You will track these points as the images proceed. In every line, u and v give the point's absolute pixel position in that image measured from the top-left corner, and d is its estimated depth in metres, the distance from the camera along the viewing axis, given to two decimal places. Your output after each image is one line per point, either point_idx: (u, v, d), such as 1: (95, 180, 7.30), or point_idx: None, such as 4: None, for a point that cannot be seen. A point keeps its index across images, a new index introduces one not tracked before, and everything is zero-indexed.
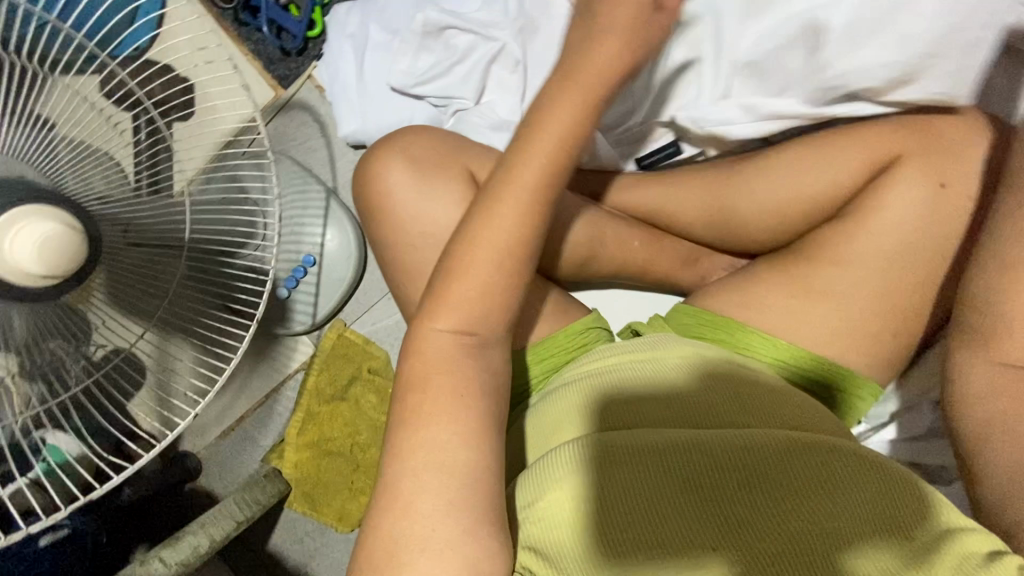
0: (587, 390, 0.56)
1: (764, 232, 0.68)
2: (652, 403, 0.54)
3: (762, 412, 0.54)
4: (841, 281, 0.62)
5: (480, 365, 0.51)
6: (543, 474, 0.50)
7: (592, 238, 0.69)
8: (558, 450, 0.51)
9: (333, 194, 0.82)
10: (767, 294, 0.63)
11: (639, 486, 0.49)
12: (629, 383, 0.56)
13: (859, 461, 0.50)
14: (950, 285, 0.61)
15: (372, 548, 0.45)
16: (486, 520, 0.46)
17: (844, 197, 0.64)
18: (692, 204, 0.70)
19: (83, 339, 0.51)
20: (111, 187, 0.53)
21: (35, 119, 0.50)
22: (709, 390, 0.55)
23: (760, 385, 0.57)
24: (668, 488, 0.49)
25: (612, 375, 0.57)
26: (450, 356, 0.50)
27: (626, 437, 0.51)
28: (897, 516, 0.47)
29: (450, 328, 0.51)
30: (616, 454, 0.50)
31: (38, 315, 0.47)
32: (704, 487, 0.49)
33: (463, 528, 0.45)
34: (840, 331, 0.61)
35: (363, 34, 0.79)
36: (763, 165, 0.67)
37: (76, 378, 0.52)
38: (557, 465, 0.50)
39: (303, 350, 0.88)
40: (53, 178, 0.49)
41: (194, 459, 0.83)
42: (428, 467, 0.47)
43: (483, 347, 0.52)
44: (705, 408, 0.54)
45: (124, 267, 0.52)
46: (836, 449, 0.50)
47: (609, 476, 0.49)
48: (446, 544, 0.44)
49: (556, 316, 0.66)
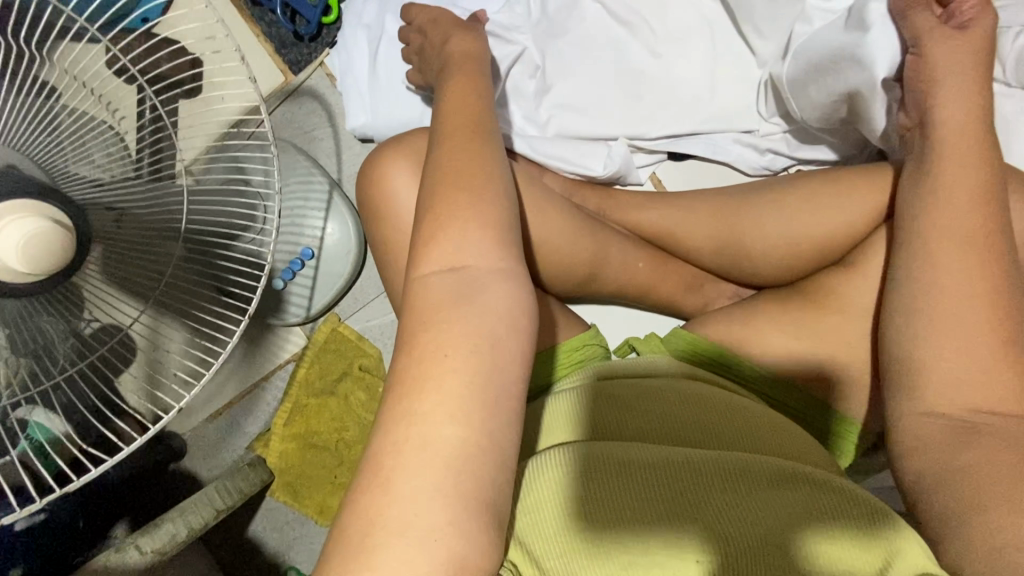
0: (587, 403, 0.55)
1: (772, 266, 0.66)
2: (646, 422, 0.54)
3: (756, 443, 0.52)
4: (844, 324, 0.60)
5: (476, 307, 0.41)
6: (525, 478, 0.48)
7: (596, 256, 0.67)
8: (553, 455, 0.49)
9: (336, 187, 0.81)
10: (767, 330, 0.62)
11: (627, 499, 0.47)
12: (626, 399, 0.55)
13: (849, 497, 0.46)
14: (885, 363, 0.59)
15: (347, 530, 0.37)
16: (487, 511, 0.38)
17: (855, 238, 0.63)
18: (700, 229, 0.68)
19: (76, 312, 0.49)
20: (112, 161, 0.52)
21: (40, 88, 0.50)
22: (704, 414, 0.54)
23: (752, 414, 0.55)
24: (656, 502, 0.46)
25: (611, 389, 0.56)
26: (452, 295, 0.42)
27: (620, 452, 0.50)
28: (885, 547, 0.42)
29: (435, 267, 0.43)
30: (609, 466, 0.48)
31: (36, 301, 0.46)
32: (690, 503, 0.46)
33: (451, 518, 0.37)
34: (839, 376, 0.60)
35: (379, 26, 0.77)
36: (775, 196, 0.66)
37: (65, 357, 0.51)
38: (544, 472, 0.48)
39: (294, 341, 0.87)
40: (53, 151, 0.49)
41: (180, 440, 0.83)
42: (413, 437, 0.38)
43: (472, 281, 0.43)
44: (699, 431, 0.52)
45: (120, 247, 0.51)
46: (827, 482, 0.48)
47: (590, 485, 0.47)
48: (434, 541, 0.36)
49: (553, 333, 0.65)
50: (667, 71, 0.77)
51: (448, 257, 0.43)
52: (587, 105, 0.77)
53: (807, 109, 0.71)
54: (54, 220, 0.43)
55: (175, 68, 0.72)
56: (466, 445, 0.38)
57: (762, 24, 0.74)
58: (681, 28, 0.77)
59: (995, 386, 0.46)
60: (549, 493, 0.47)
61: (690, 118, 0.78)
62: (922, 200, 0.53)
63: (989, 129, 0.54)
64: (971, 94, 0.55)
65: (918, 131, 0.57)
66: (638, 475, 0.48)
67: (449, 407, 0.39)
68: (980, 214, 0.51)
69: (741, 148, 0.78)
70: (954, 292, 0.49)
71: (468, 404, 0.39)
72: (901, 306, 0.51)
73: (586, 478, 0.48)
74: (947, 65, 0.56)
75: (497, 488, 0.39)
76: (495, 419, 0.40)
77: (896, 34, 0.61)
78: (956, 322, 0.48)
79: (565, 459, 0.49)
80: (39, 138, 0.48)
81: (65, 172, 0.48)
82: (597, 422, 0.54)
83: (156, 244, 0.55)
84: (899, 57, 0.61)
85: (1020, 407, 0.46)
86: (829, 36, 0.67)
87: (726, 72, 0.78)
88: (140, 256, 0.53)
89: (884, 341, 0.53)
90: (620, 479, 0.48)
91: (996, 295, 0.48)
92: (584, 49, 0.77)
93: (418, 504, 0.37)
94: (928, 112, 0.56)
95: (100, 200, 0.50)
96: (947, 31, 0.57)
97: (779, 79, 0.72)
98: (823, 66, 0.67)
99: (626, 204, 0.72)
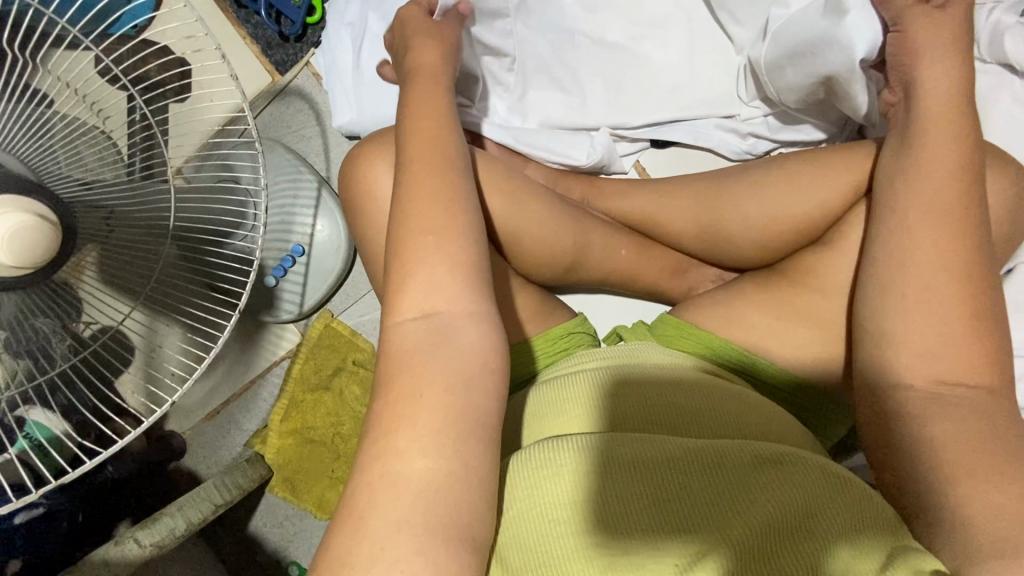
0: (576, 390, 0.56)
1: (753, 247, 0.67)
2: (635, 407, 0.54)
3: (741, 425, 0.53)
4: (825, 303, 0.61)
5: (450, 302, 0.45)
6: (505, 478, 0.49)
7: (580, 243, 0.68)
8: (542, 444, 0.50)
9: (324, 184, 0.82)
10: (747, 310, 0.63)
11: (618, 483, 0.47)
12: (616, 384, 0.56)
13: (829, 474, 0.47)
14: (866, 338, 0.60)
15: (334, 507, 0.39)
16: (467, 485, 0.40)
17: (834, 216, 0.63)
18: (682, 214, 0.69)
19: (72, 315, 0.51)
20: (104, 165, 0.53)
21: (33, 96, 0.51)
22: (690, 397, 0.55)
23: (733, 395, 0.56)
24: (646, 485, 0.47)
25: (600, 374, 0.57)
26: (424, 279, 0.45)
27: (611, 438, 0.50)
28: (862, 522, 0.43)
29: (413, 253, 0.45)
30: (601, 452, 0.49)
31: (29, 297, 0.47)
32: (678, 485, 0.47)
33: (432, 492, 0.39)
34: (822, 354, 0.61)
35: (361, 24, 0.78)
36: (752, 179, 0.67)
37: (62, 356, 0.52)
38: (535, 461, 0.49)
39: (289, 338, 0.90)
40: (45, 157, 0.49)
41: (178, 438, 0.84)
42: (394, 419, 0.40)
43: (446, 271, 0.45)
44: (685, 414, 0.53)
45: (115, 247, 0.53)
46: (803, 461, 0.48)
47: (571, 479, 0.47)
48: (415, 512, 0.38)
49: (538, 319, 0.66)
50: (647, 60, 0.78)
51: (423, 245, 0.45)
52: (568, 95, 0.78)
53: (784, 91, 0.72)
54: (38, 215, 0.44)
55: (162, 69, 0.73)
56: (441, 418, 0.41)
57: (739, 11, 0.74)
58: (660, 17, 0.79)
59: (969, 356, 0.47)
60: (530, 495, 0.47)
61: (672, 106, 0.78)
62: (899, 177, 0.54)
63: (967, 105, 0.54)
64: (949, 69, 0.55)
65: (903, 106, 0.57)
66: (618, 468, 0.48)
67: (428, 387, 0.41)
68: (956, 188, 0.51)
69: (725, 134, 0.79)
70: (928, 265, 0.50)
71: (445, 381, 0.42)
72: (878, 282, 0.52)
73: (566, 472, 0.48)
74: (925, 44, 0.57)
75: (476, 461, 0.40)
76: (469, 397, 0.42)
77: (877, 16, 0.61)
78: (931, 296, 0.49)
79: (544, 454, 0.49)
80: (32, 143, 0.49)
81: (57, 177, 0.49)
82: (588, 409, 0.54)
83: (147, 245, 0.56)
84: (881, 38, 0.61)
85: (993, 377, 0.47)
86: (809, 18, 0.67)
87: (706, 58, 0.79)
88: (132, 257, 0.55)
89: (858, 317, 0.53)
90: (603, 476, 0.47)
91: (967, 267, 0.49)
92: (564, 40, 0.78)
93: (400, 478, 0.39)
94: (914, 88, 0.56)
95: (89, 198, 0.51)
96: (926, 7, 0.57)
97: (758, 61, 0.73)
98: (803, 50, 0.67)
99: (608, 191, 0.73)
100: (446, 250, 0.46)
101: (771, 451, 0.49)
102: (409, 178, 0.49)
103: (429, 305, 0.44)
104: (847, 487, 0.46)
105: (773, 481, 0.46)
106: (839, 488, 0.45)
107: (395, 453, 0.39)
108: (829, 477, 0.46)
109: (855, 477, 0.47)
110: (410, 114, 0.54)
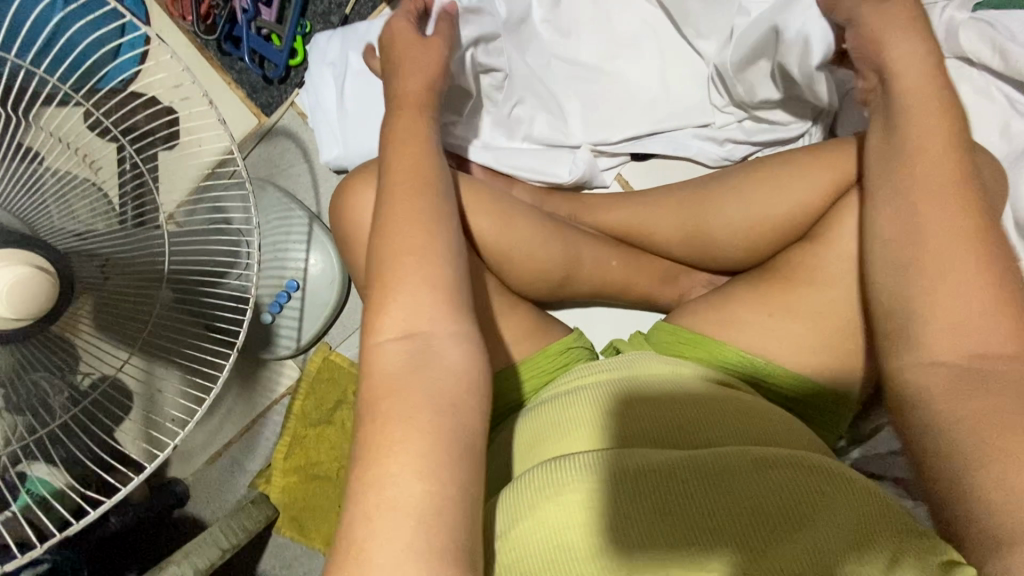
0: (580, 407, 0.56)
1: (739, 250, 0.68)
2: (641, 421, 0.54)
3: (746, 431, 0.53)
4: (816, 297, 0.61)
5: (443, 326, 0.45)
6: (508, 499, 0.49)
7: (570, 258, 0.70)
8: (547, 463, 0.50)
9: (316, 220, 0.84)
10: (740, 311, 0.64)
11: (627, 500, 0.47)
12: (620, 398, 0.56)
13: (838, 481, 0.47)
14: (857, 330, 0.61)
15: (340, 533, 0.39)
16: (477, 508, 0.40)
17: (817, 213, 0.65)
18: (666, 223, 0.71)
19: (69, 368, 0.51)
20: (97, 216, 0.54)
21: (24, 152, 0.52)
22: (695, 407, 0.55)
23: (736, 401, 0.56)
24: (657, 498, 0.47)
25: (602, 388, 0.57)
26: (417, 304, 0.46)
27: (620, 455, 0.50)
28: (871, 530, 0.44)
29: (405, 279, 0.46)
30: (610, 470, 0.49)
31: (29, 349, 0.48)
32: (688, 496, 0.47)
33: (440, 516, 0.39)
34: (818, 348, 0.61)
35: (343, 62, 0.80)
36: (732, 184, 0.68)
37: (61, 408, 0.52)
38: (542, 480, 0.49)
39: (288, 374, 0.89)
40: (38, 212, 0.50)
41: (182, 485, 0.82)
42: (396, 444, 0.40)
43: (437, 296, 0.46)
44: (689, 424, 0.53)
45: (108, 296, 0.53)
46: (810, 466, 0.48)
47: (575, 494, 0.47)
48: (424, 537, 0.38)
49: (534, 336, 0.66)
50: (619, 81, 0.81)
51: (414, 273, 0.46)
52: (549, 111, 0.80)
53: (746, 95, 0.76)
54: (35, 267, 0.45)
55: (149, 118, 0.75)
56: (443, 442, 0.41)
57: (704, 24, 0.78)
58: (628, 32, 0.81)
59: None
60: (532, 519, 0.47)
61: (649, 121, 0.81)
62: (874, 172, 0.55)
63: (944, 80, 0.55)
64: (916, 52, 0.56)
65: (879, 90, 0.57)
66: (622, 484, 0.48)
67: (427, 410, 0.42)
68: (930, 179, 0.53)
69: (703, 142, 0.81)
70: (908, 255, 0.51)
71: (444, 405, 0.42)
72: None
73: (569, 489, 0.48)
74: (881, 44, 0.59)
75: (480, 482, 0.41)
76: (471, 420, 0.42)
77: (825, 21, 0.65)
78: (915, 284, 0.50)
79: (545, 475, 0.49)
80: (23, 199, 0.50)
81: (47, 231, 0.50)
82: (593, 425, 0.54)
83: (142, 292, 0.57)
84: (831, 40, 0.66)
85: None
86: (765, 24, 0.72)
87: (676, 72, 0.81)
88: (126, 305, 0.55)
89: None
90: (613, 493, 0.47)
91: None
92: (543, 58, 0.81)
93: (408, 504, 0.39)
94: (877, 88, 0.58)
95: (83, 248, 0.52)
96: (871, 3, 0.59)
97: (724, 66, 0.76)
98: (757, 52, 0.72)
99: (594, 206, 0.74)
100: (435, 276, 0.46)
101: (778, 457, 0.49)
102: (394, 205, 0.50)
103: (426, 331, 0.45)
104: (856, 494, 0.46)
105: (781, 488, 0.47)
106: (848, 497, 0.46)
107: (401, 477, 0.39)
108: (836, 481, 0.47)
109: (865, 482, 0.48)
110: (395, 146, 0.55)
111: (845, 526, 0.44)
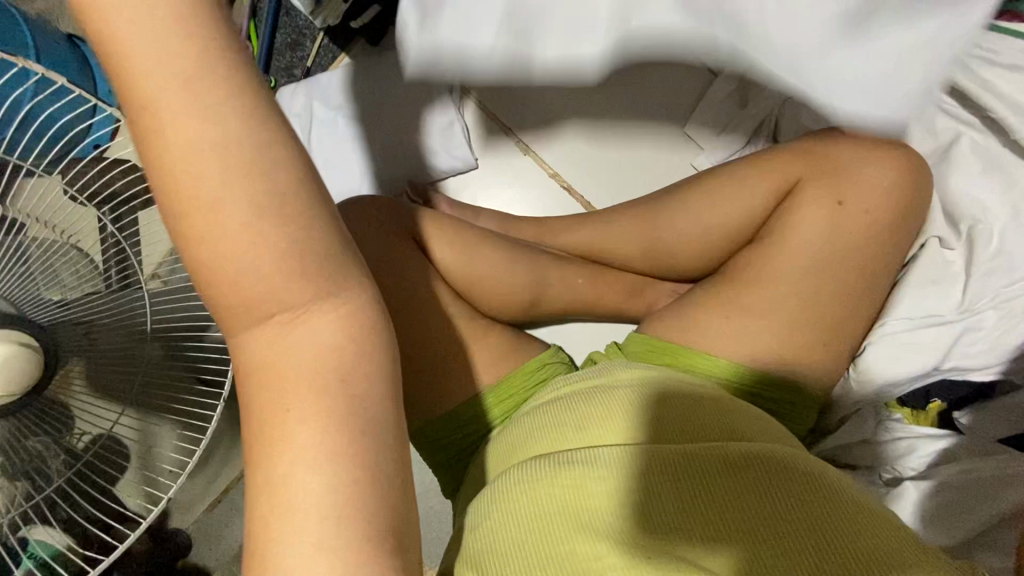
0: (564, 414, 0.59)
1: (694, 259, 0.72)
2: (628, 425, 0.56)
3: (725, 426, 0.56)
4: (767, 298, 0.64)
5: None
6: (498, 501, 0.54)
7: (535, 281, 0.73)
8: (532, 469, 0.54)
9: None
10: (700, 318, 0.66)
11: (609, 503, 0.51)
12: (605, 403, 0.58)
13: (807, 484, 0.51)
14: (811, 323, 0.64)
15: None
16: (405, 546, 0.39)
17: (761, 218, 0.68)
18: (624, 240, 0.74)
19: (63, 432, 0.53)
20: (80, 278, 0.57)
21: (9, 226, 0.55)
22: (677, 408, 0.57)
23: (719, 403, 0.58)
24: (637, 496, 0.51)
25: (587, 396, 0.60)
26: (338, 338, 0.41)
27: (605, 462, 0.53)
28: (836, 531, 0.47)
29: None
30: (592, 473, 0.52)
31: (27, 418, 0.51)
32: (666, 493, 0.51)
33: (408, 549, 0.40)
34: (776, 345, 0.64)
35: (308, 113, 0.87)
36: (680, 199, 0.72)
37: (57, 472, 0.54)
38: (527, 484, 0.53)
39: None
40: (22, 283, 0.53)
41: (183, 534, 0.87)
42: None
43: None
44: (675, 426, 0.56)
45: (98, 358, 0.56)
46: (784, 468, 0.52)
47: (569, 497, 0.52)
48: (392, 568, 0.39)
49: (509, 356, 0.69)
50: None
51: None
52: None
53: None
54: (19, 344, 0.49)
55: (127, 183, 0.78)
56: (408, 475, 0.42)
57: None
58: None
59: None
60: (512, 518, 0.52)
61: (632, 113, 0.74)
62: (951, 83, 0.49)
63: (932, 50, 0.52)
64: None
65: None
66: (611, 488, 0.51)
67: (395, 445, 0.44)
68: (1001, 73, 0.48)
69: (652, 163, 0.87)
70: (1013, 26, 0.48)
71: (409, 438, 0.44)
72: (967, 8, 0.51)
73: (566, 493, 0.52)
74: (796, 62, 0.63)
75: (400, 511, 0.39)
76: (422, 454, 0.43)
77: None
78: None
79: (532, 477, 0.54)
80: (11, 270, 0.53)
81: (27, 301, 0.53)
82: (579, 432, 0.57)
83: (132, 351, 0.59)
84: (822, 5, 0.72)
85: None
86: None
87: None
88: (119, 365, 0.57)
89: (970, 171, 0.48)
90: (596, 499, 0.51)
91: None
92: None
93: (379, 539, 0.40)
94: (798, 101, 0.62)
95: (67, 317, 0.54)
96: None
97: None
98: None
99: (556, 228, 0.78)
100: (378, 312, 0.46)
101: (754, 454, 0.52)
102: (277, 160, 0.36)
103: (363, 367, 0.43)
104: (826, 499, 0.50)
105: (756, 489, 0.50)
106: (817, 502, 0.49)
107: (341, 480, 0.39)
108: (806, 483, 0.51)
109: (835, 486, 0.51)
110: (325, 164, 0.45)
111: (812, 525, 0.48)
